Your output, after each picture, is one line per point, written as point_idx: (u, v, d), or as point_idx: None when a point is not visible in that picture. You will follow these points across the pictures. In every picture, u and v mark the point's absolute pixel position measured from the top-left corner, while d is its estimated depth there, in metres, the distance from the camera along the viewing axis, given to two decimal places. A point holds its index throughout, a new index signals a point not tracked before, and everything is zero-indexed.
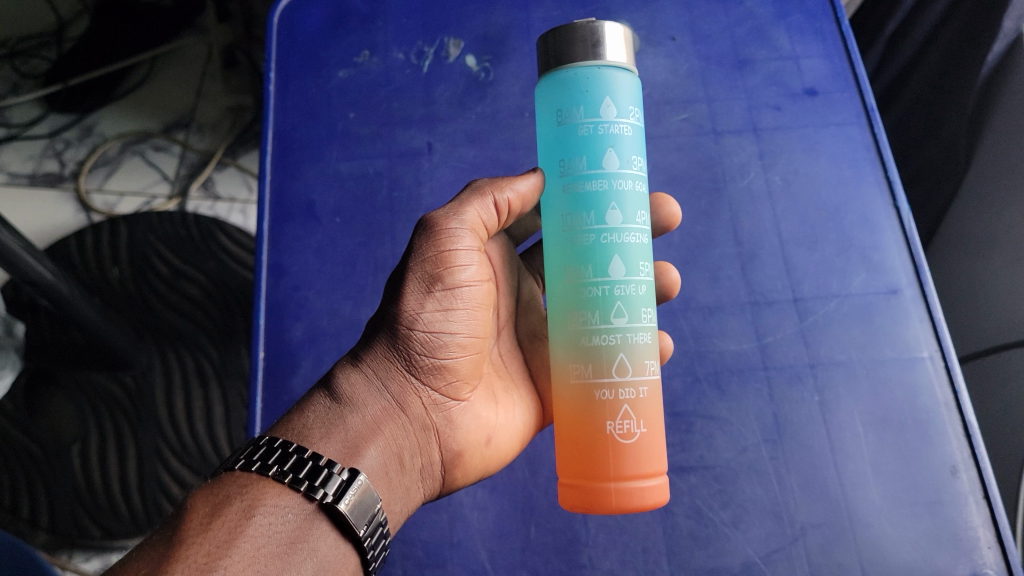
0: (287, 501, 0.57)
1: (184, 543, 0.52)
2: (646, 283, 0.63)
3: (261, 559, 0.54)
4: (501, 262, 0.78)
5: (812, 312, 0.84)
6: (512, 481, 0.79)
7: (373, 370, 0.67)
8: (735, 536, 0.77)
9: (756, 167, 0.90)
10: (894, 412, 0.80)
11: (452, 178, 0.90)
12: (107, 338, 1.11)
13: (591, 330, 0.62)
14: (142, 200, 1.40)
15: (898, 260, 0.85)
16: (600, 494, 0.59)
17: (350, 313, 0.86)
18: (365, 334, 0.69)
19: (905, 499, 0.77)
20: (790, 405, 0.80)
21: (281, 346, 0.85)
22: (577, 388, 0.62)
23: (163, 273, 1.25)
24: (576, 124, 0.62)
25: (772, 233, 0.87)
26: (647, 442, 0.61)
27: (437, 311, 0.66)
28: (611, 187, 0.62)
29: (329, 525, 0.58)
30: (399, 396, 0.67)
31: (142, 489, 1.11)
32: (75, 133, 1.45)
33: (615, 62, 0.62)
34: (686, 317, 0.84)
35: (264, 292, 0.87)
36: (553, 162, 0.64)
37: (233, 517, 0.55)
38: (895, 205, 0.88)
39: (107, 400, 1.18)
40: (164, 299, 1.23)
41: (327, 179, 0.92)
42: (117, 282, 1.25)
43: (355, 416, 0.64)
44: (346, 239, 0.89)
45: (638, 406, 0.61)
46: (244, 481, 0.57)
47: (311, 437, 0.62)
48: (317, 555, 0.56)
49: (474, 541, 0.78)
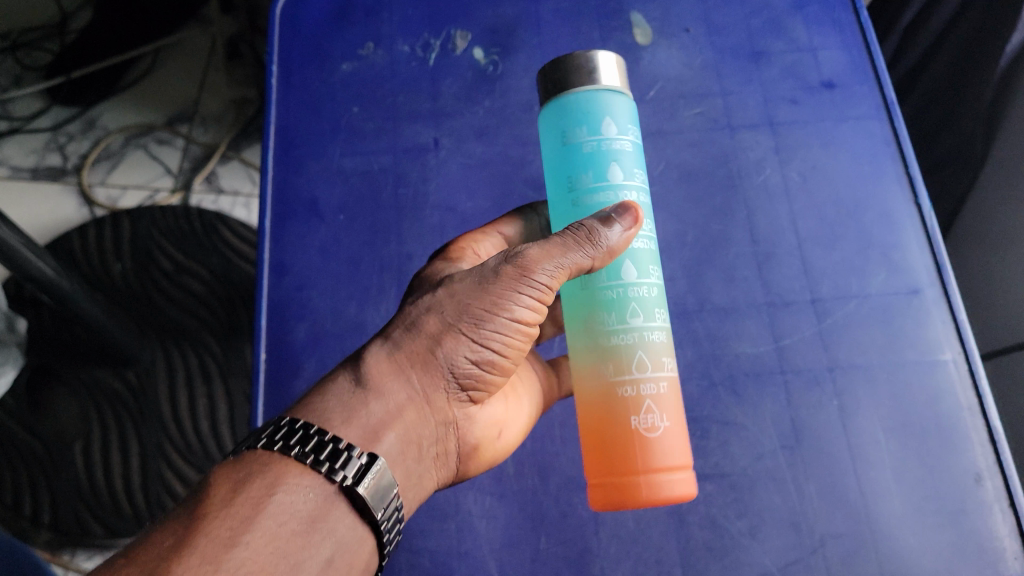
0: (308, 480, 0.51)
1: (207, 517, 0.48)
2: (658, 286, 0.61)
3: (283, 536, 0.49)
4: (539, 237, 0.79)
5: (831, 313, 0.81)
6: (522, 488, 0.76)
7: (406, 357, 0.58)
8: (752, 547, 0.74)
9: (773, 163, 0.87)
10: (916, 416, 0.77)
11: (460, 174, 0.88)
12: (110, 335, 1.09)
13: (607, 331, 0.59)
14: (146, 193, 1.38)
15: (919, 259, 0.83)
16: (629, 489, 0.57)
17: (354, 314, 0.82)
18: (421, 311, 0.60)
19: (928, 508, 0.74)
20: (809, 410, 0.78)
21: (283, 347, 0.81)
22: (599, 385, 0.59)
23: (167, 268, 1.23)
24: (579, 143, 0.60)
25: (790, 231, 0.85)
26: (671, 435, 0.58)
27: (512, 328, 0.58)
28: (617, 197, 0.60)
29: (347, 509, 0.52)
30: (429, 389, 0.59)
31: (145, 486, 1.10)
32: (78, 126, 1.43)
33: (610, 86, 0.61)
34: (701, 320, 0.81)
35: (266, 292, 0.84)
36: (559, 179, 0.62)
37: (256, 493, 0.50)
38: (916, 201, 0.85)
39: (111, 396, 1.16)
40: (166, 293, 1.21)
41: (332, 175, 0.88)
42: (121, 278, 1.23)
43: (380, 405, 0.56)
44: (350, 238, 0.85)
45: (660, 400, 0.59)
46: (266, 459, 0.52)
47: (333, 418, 0.55)
48: (335, 537, 0.51)
49: (482, 552, 0.74)
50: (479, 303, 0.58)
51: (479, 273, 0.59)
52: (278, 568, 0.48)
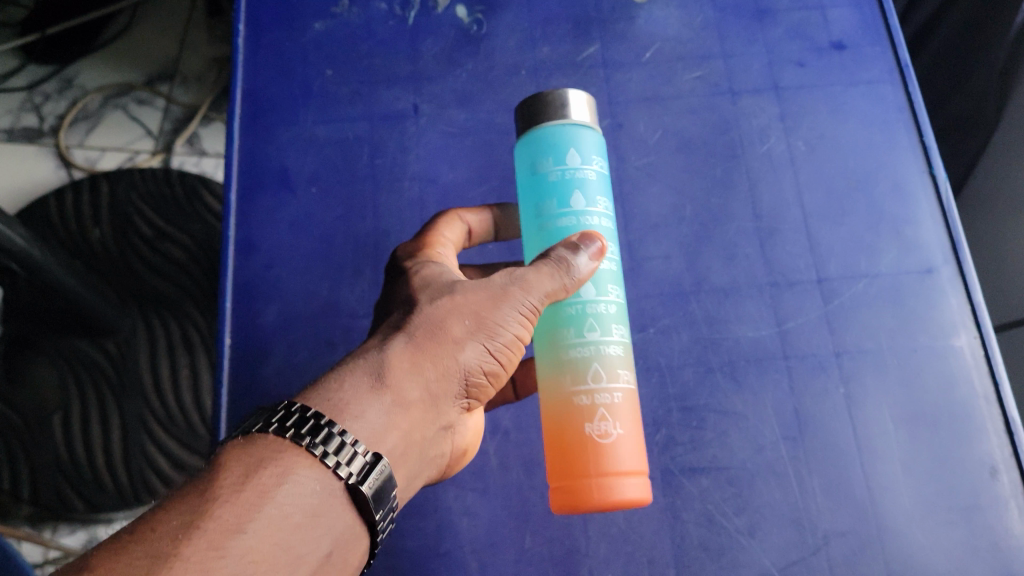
0: (317, 473, 0.48)
1: (215, 500, 0.45)
2: (618, 303, 0.59)
3: (286, 529, 0.46)
4: (484, 236, 0.73)
5: (838, 295, 0.76)
6: (506, 483, 0.71)
7: (426, 361, 0.54)
8: (750, 546, 0.69)
9: (777, 131, 0.82)
10: (928, 405, 0.72)
11: (441, 143, 0.82)
12: (86, 305, 1.03)
13: (565, 346, 0.57)
14: (125, 156, 1.32)
15: (933, 235, 0.77)
16: (581, 491, 0.54)
17: (327, 295, 0.77)
18: (437, 312, 0.56)
19: (940, 504, 0.69)
20: (813, 399, 0.73)
21: (250, 331, 0.76)
22: (553, 394, 0.57)
23: (147, 234, 1.16)
24: (545, 173, 0.59)
25: (795, 205, 0.79)
26: (627, 443, 0.56)
27: (515, 345, 0.57)
28: (580, 225, 0.58)
29: (348, 504, 0.50)
30: (441, 396, 0.56)
31: (127, 462, 1.04)
32: (54, 85, 1.36)
33: (579, 121, 0.60)
34: (699, 301, 0.76)
35: (232, 270, 0.78)
36: (528, 210, 0.60)
37: (267, 482, 0.47)
38: (931, 171, 0.79)
39: (91, 368, 1.09)
40: (147, 261, 1.15)
41: (303, 143, 0.82)
42: (99, 244, 1.16)
43: (394, 405, 0.53)
44: (323, 213, 0.80)
45: (616, 409, 0.56)
46: (277, 445, 0.48)
47: (351, 411, 0.51)
48: (333, 533, 0.49)
49: (463, 551, 0.70)
50: (495, 314, 0.56)
51: (486, 284, 0.57)
52: (279, 561, 0.45)
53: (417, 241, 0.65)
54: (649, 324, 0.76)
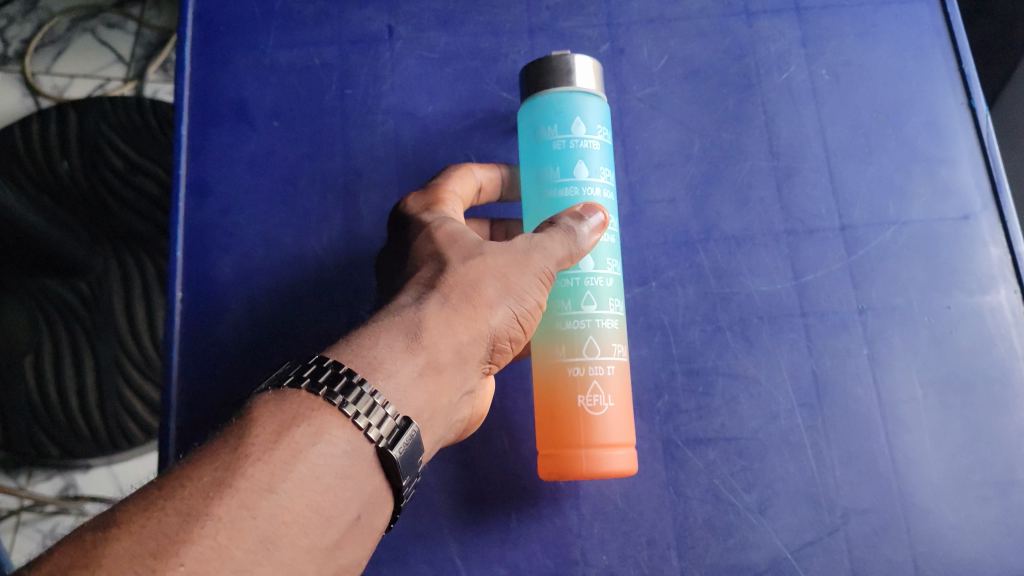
0: (348, 434, 0.44)
1: (248, 458, 0.41)
2: (615, 277, 0.57)
3: (317, 491, 0.42)
4: (491, 195, 0.65)
5: (863, 243, 0.67)
6: (489, 454, 0.64)
7: (456, 323, 0.50)
8: (761, 525, 0.62)
9: (798, 57, 0.72)
10: (963, 369, 0.64)
11: (419, 70, 0.73)
12: (51, 241, 0.90)
13: (560, 316, 0.55)
14: (95, 83, 1.14)
15: (969, 177, 0.69)
16: (567, 460, 0.54)
17: (291, 244, 0.68)
18: (469, 271, 0.51)
19: (972, 479, 0.62)
20: (833, 360, 0.65)
21: (204, 284, 0.68)
22: (545, 362, 0.56)
23: (118, 166, 0.99)
24: (549, 140, 0.57)
25: (816, 142, 0.70)
26: (617, 417, 0.55)
27: (538, 310, 0.53)
28: (581, 196, 0.56)
29: (377, 469, 0.45)
30: (469, 360, 0.51)
31: (102, 405, 0.94)
32: (19, 7, 1.17)
33: (585, 87, 0.57)
34: (707, 251, 0.68)
35: (184, 215, 0.69)
36: (528, 178, 0.58)
37: (300, 442, 0.42)
38: (971, 104, 0.70)
39: (63, 309, 0.97)
40: (121, 198, 0.99)
41: (263, 71, 0.73)
42: (68, 177, 1.00)
43: (427, 366, 0.49)
44: (286, 150, 0.71)
45: (608, 382, 0.55)
46: (310, 402, 0.44)
47: (385, 369, 0.47)
48: (363, 496, 0.45)
49: (441, 530, 0.63)
50: (524, 278, 0.52)
51: (507, 248, 0.52)
52: (312, 524, 0.41)
53: (424, 195, 0.59)
54: (651, 277, 0.68)
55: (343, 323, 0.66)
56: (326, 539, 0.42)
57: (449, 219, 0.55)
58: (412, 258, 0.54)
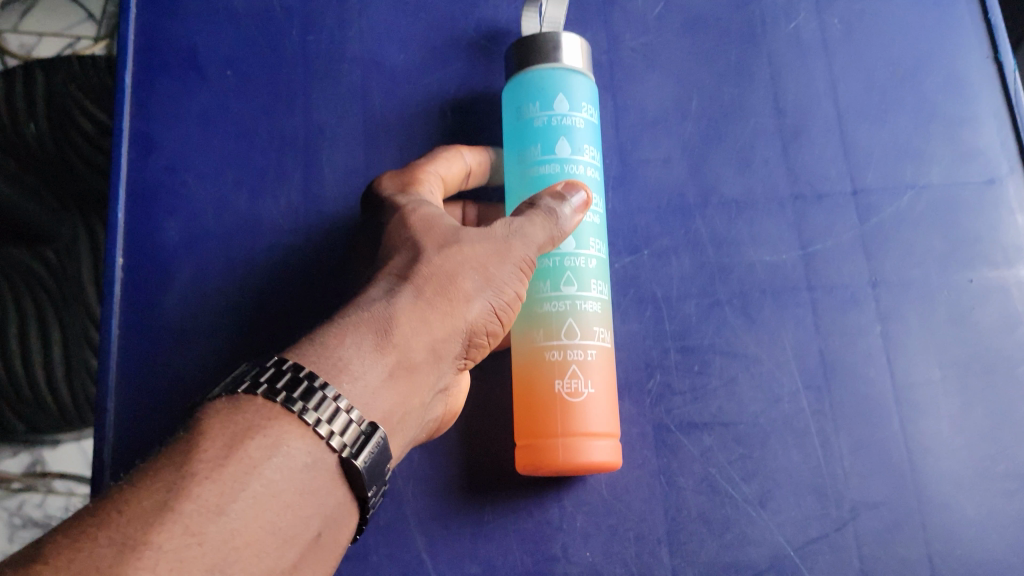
0: (308, 445, 0.38)
1: (194, 477, 0.35)
2: (599, 258, 0.51)
3: (272, 510, 0.36)
4: (480, 180, 0.59)
5: (877, 211, 0.61)
6: (461, 440, 0.58)
7: (429, 319, 0.44)
8: (761, 519, 0.56)
9: (807, 6, 0.66)
10: (986, 348, 0.59)
11: (391, 17, 0.66)
12: None
13: (538, 298, 0.50)
14: (65, 43, 0.96)
15: (994, 138, 0.63)
16: (544, 450, 0.48)
17: (245, 206, 0.62)
18: (445, 261, 0.45)
19: (995, 471, 0.56)
20: (843, 339, 0.59)
21: (147, 249, 0.61)
22: (521, 347, 0.50)
23: (89, 130, 0.86)
24: (530, 119, 0.51)
25: (826, 98, 0.64)
26: (600, 404, 0.49)
27: (517, 303, 0.48)
28: (563, 174, 0.51)
29: (340, 480, 0.39)
30: (442, 358, 0.45)
31: (72, 380, 0.86)
32: None
33: (572, 65, 0.52)
34: (705, 217, 0.62)
35: (127, 173, 0.62)
36: (509, 160, 0.53)
37: (253, 456, 0.36)
38: (997, 59, 0.64)
39: (28, 278, 0.89)
40: (92, 163, 0.87)
41: (218, 16, 0.66)
42: (34, 141, 0.87)
43: (397, 366, 0.43)
44: (242, 103, 0.64)
45: (589, 366, 0.49)
46: (268, 412, 0.38)
47: (351, 370, 0.41)
48: (324, 511, 0.39)
49: (407, 523, 0.57)
50: (504, 268, 0.46)
51: (484, 233, 0.46)
52: (268, 548, 0.35)
53: (400, 175, 0.53)
54: (642, 245, 0.61)
55: (300, 297, 0.60)
56: (284, 563, 0.36)
57: (425, 204, 0.49)
58: (384, 244, 0.48)
